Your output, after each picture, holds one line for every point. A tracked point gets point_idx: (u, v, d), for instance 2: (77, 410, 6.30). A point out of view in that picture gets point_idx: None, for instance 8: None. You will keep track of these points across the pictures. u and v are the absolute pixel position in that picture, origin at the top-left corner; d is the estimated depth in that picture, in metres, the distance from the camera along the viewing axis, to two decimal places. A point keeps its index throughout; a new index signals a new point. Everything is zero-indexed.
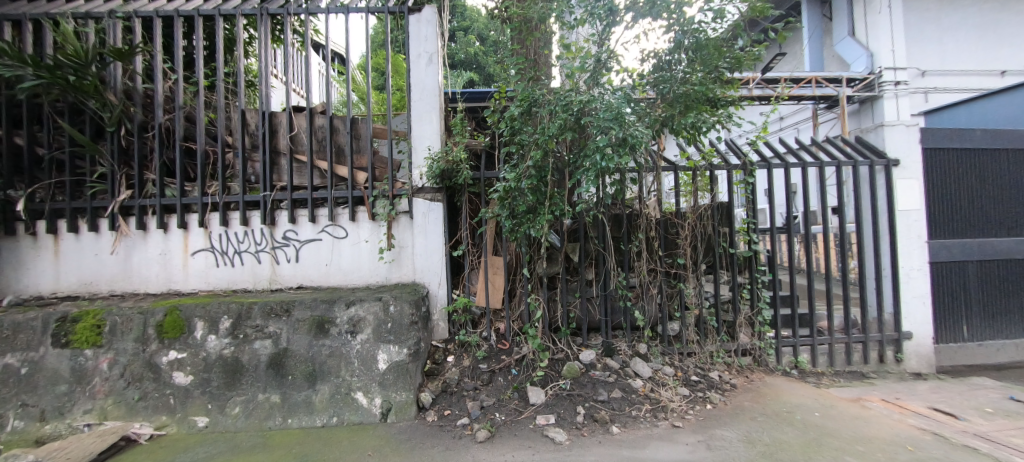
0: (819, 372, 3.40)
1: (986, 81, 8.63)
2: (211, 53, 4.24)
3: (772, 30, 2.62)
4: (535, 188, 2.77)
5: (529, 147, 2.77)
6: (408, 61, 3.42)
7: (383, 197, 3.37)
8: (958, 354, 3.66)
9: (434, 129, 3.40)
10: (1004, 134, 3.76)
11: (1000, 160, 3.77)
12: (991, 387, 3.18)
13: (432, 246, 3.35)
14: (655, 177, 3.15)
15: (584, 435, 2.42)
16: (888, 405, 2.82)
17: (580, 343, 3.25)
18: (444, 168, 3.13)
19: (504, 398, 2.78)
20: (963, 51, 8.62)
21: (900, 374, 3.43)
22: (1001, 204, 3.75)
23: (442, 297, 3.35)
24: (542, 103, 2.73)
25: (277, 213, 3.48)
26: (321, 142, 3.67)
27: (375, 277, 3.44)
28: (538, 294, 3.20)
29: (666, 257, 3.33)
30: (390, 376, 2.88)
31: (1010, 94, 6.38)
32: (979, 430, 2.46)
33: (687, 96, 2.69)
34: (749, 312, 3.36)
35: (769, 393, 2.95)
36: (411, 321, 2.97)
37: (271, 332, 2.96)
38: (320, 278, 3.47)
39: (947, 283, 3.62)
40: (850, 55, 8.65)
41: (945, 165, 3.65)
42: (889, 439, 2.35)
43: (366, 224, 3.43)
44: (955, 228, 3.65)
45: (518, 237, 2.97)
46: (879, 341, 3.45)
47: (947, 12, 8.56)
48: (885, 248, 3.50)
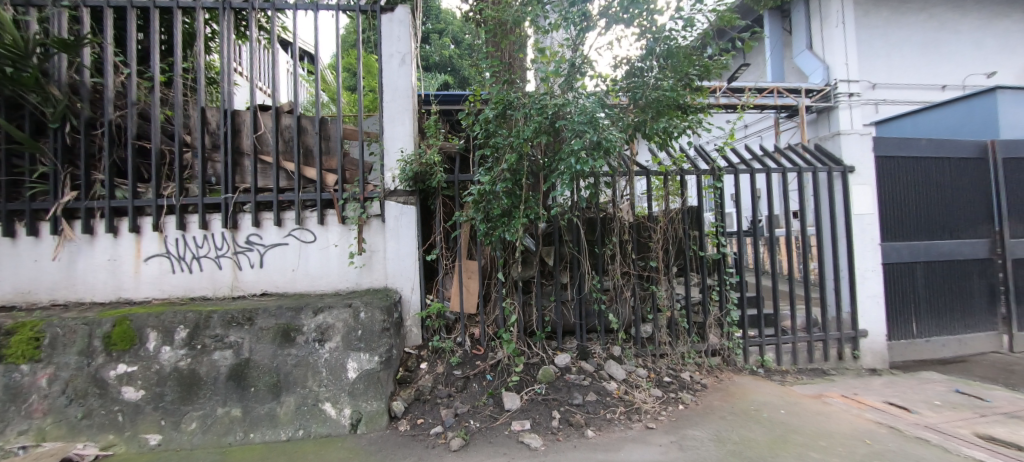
0: (783, 370, 3.53)
1: (928, 94, 9.32)
2: (169, 48, 4.02)
3: (738, 40, 2.73)
4: (509, 191, 2.75)
5: (504, 149, 2.75)
6: (380, 61, 3.35)
7: (354, 200, 3.27)
8: (908, 349, 3.89)
9: (407, 130, 3.33)
10: (945, 145, 4.06)
11: (942, 168, 4.05)
12: (938, 381, 3.39)
13: (405, 250, 3.28)
14: (628, 181, 3.22)
15: (560, 440, 2.41)
16: (847, 400, 2.96)
17: (555, 347, 3.24)
18: (417, 170, 3.07)
19: (479, 405, 2.74)
20: (909, 66, 9.27)
21: (857, 371, 3.61)
22: (944, 209, 4.02)
23: (415, 303, 3.27)
24: (517, 106, 2.74)
25: (240, 217, 3.32)
26: (288, 142, 3.53)
27: (345, 283, 3.33)
28: (513, 298, 3.18)
29: (639, 260, 3.38)
30: (360, 385, 2.78)
31: (949, 107, 7.02)
32: (929, 422, 2.61)
33: (658, 101, 2.76)
34: (719, 313, 3.46)
35: (737, 392, 3.04)
36: (382, 328, 2.89)
37: (232, 342, 2.80)
38: (286, 283, 3.33)
39: (897, 284, 3.85)
40: (809, 67, 9.40)
41: (894, 173, 3.90)
42: (848, 433, 2.46)
43: (336, 228, 3.31)
44: (903, 231, 3.89)
45: (493, 241, 2.94)
46: (838, 339, 3.62)
47: (892, 31, 9.22)
48: (842, 251, 3.69)
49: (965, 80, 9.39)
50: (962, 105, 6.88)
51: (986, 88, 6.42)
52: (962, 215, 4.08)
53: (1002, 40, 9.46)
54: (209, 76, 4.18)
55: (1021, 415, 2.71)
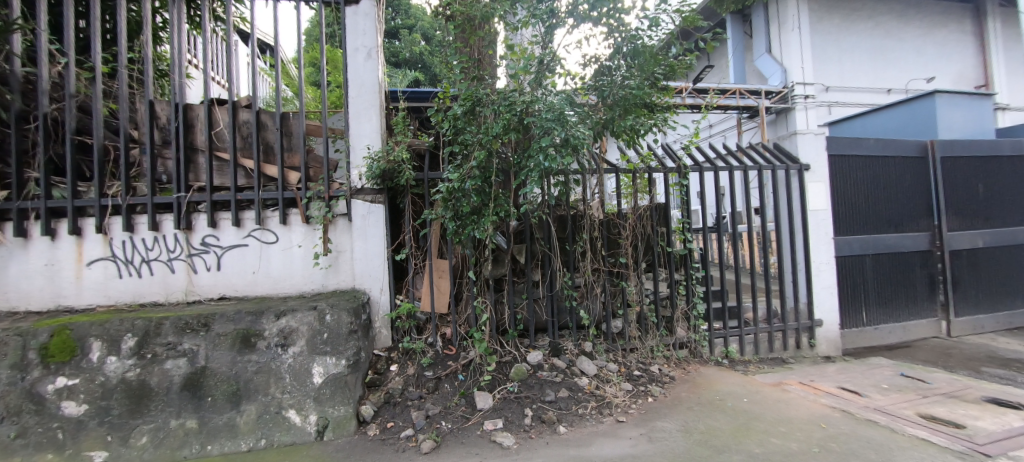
0: (746, 360, 3.67)
1: (876, 98, 9.94)
2: (114, 38, 3.75)
3: (701, 41, 2.79)
4: (479, 189, 2.73)
5: (473, 146, 2.71)
6: (345, 55, 3.24)
7: (319, 198, 3.15)
8: (859, 337, 4.13)
9: (374, 127, 3.24)
10: (890, 145, 4.33)
11: (888, 167, 4.32)
12: (885, 366, 3.62)
13: (373, 250, 3.18)
14: (598, 179, 3.25)
15: (532, 438, 2.40)
16: (804, 387, 3.10)
17: (527, 344, 3.24)
18: (385, 168, 2.99)
19: (451, 406, 2.69)
20: (859, 71, 9.86)
21: (813, 358, 3.80)
22: (890, 204, 4.29)
23: (384, 304, 3.19)
24: (486, 103, 2.70)
25: (194, 217, 3.13)
26: (247, 139, 3.37)
27: (309, 285, 3.21)
28: (484, 296, 3.15)
29: (609, 257, 3.42)
30: (327, 390, 2.67)
31: (897, 109, 7.53)
32: (877, 405, 2.78)
33: (626, 100, 2.80)
34: (686, 307, 3.56)
35: (703, 383, 3.13)
36: (350, 330, 2.81)
37: (186, 350, 2.64)
38: (246, 287, 3.17)
39: (849, 275, 4.08)
40: (768, 70, 9.83)
41: (845, 171, 4.12)
42: (806, 418, 2.58)
43: (299, 228, 3.18)
44: (854, 226, 4.12)
45: (463, 239, 2.90)
46: (796, 329, 3.80)
47: (843, 38, 9.78)
48: (800, 246, 3.86)
49: (908, 84, 10.08)
50: (906, 108, 7.39)
51: (925, 93, 6.92)
52: (906, 210, 4.36)
53: (940, 48, 10.20)
54: (159, 68, 3.93)
55: (957, 394, 2.93)
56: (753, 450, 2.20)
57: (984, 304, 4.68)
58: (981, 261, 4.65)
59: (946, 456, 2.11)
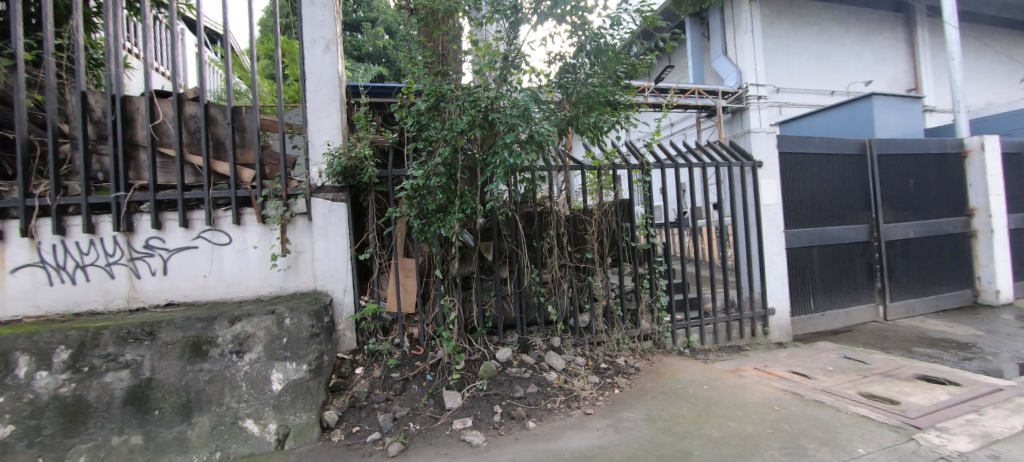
0: (706, 349, 3.83)
1: (821, 99, 10.63)
2: (38, 22, 3.41)
3: (661, 41, 2.87)
4: (444, 186, 2.69)
5: (438, 143, 2.67)
6: (302, 47, 3.10)
7: (275, 197, 3.00)
8: (808, 323, 4.40)
9: (334, 122, 3.12)
10: (833, 144, 4.64)
11: (831, 163, 4.63)
12: (830, 349, 3.88)
13: (334, 250, 3.07)
14: (564, 175, 3.29)
15: (501, 434, 2.39)
16: (759, 372, 3.27)
17: (496, 342, 3.23)
18: (346, 165, 2.88)
19: (419, 407, 2.64)
20: (806, 74, 10.50)
21: (767, 345, 4.02)
22: (834, 198, 4.60)
23: (347, 306, 3.09)
24: (450, 98, 2.66)
25: (136, 218, 2.91)
26: (194, 134, 3.16)
27: (266, 288, 3.06)
28: (452, 295, 3.11)
29: (576, 253, 3.47)
30: (287, 397, 2.55)
31: (838, 111, 8.09)
32: (823, 386, 2.97)
33: (590, 97, 2.84)
34: (650, 300, 3.65)
35: (666, 373, 3.24)
36: (311, 334, 2.70)
37: (129, 361, 2.45)
38: (197, 291, 2.98)
39: (798, 265, 4.34)
40: (724, 71, 10.29)
41: (794, 168, 4.38)
42: (760, 402, 2.72)
43: (255, 228, 3.02)
44: (803, 219, 4.39)
45: (429, 238, 2.86)
46: (751, 318, 4.00)
47: (792, 43, 10.39)
48: (755, 239, 4.06)
49: (849, 87, 10.83)
50: (846, 110, 7.95)
51: (863, 95, 7.47)
52: (848, 204, 4.69)
53: (876, 54, 11.02)
54: (93, 57, 3.62)
55: (892, 373, 3.18)
56: (713, 435, 2.29)
57: (916, 289, 5.11)
58: (913, 251, 5.07)
59: (883, 430, 2.29)
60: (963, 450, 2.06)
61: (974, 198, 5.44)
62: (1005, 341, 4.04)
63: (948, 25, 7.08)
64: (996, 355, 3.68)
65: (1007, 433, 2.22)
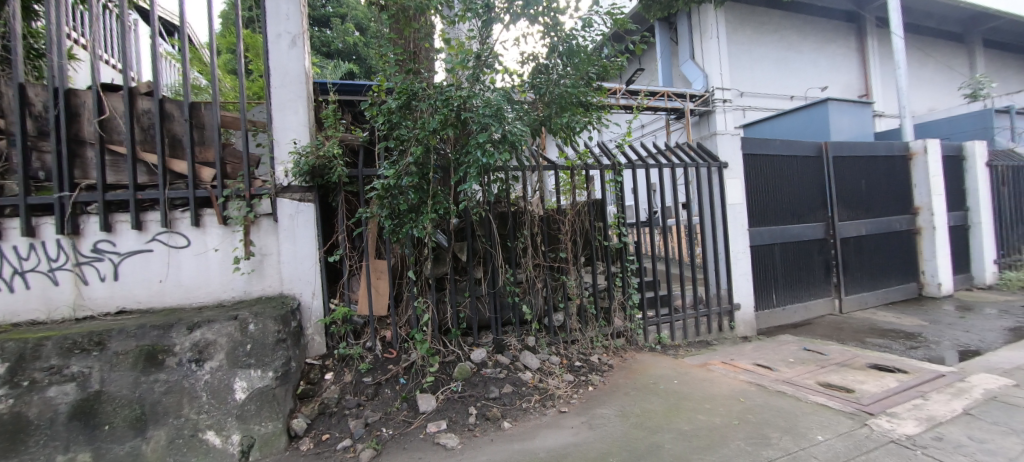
0: (676, 344, 3.93)
1: (782, 104, 11.15)
2: None
3: (631, 45, 2.93)
4: (416, 186, 2.65)
5: (410, 142, 2.63)
6: (266, 42, 2.99)
7: (238, 197, 2.88)
8: (770, 317, 4.60)
9: (301, 120, 3.02)
10: (793, 146, 4.88)
11: (791, 165, 4.87)
12: (791, 342, 4.06)
13: (302, 253, 2.98)
14: (537, 176, 3.30)
15: (476, 436, 2.37)
16: (726, 366, 3.39)
17: (470, 343, 3.21)
18: (314, 164, 2.79)
19: (392, 411, 2.58)
20: (768, 79, 10.99)
21: (733, 339, 4.17)
22: (793, 198, 4.83)
23: (316, 309, 3.00)
24: (422, 97, 2.62)
25: (83, 220, 2.72)
26: (148, 131, 2.99)
27: (229, 293, 2.93)
28: (425, 296, 3.07)
29: (549, 252, 3.50)
30: (251, 406, 2.42)
31: (797, 114, 8.50)
32: (785, 377, 3.11)
33: (563, 97, 2.86)
34: (622, 298, 3.72)
35: (639, 369, 3.31)
36: (277, 339, 2.60)
37: (75, 373, 2.28)
38: (152, 298, 2.81)
39: (761, 262, 4.53)
40: (692, 75, 10.62)
41: (757, 168, 4.58)
42: (727, 394, 2.82)
43: (216, 230, 2.88)
44: (765, 217, 4.59)
45: (401, 238, 2.80)
46: (719, 313, 4.14)
47: (755, 49, 10.86)
48: (721, 237, 4.21)
49: (807, 92, 11.41)
50: (805, 114, 8.37)
51: (820, 100, 7.89)
52: (806, 203, 4.93)
53: (831, 62, 11.67)
54: (32, 46, 3.36)
55: (848, 363, 3.36)
56: (683, 428, 2.36)
57: (868, 283, 5.43)
58: (865, 247, 5.39)
59: (839, 417, 2.42)
60: (911, 433, 2.20)
61: (918, 197, 5.84)
62: (946, 330, 4.36)
63: (895, 36, 7.58)
64: (938, 343, 3.96)
65: (948, 416, 2.39)
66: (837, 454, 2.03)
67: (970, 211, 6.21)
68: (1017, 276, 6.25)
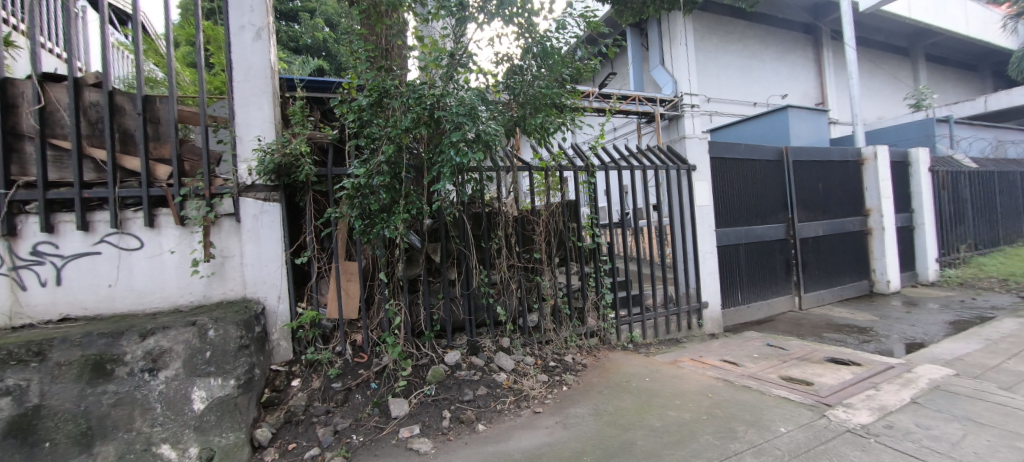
0: (647, 343, 4.01)
1: (746, 110, 11.64)
2: None
3: (604, 48, 2.97)
4: (388, 185, 2.60)
5: (382, 140, 2.57)
6: (228, 34, 2.86)
7: (196, 196, 2.74)
8: (735, 315, 4.77)
9: (266, 116, 2.90)
10: (755, 150, 5.10)
11: (755, 168, 5.09)
12: (755, 338, 4.23)
13: (267, 254, 2.86)
14: (511, 176, 3.30)
15: (450, 440, 2.33)
16: (694, 362, 3.49)
17: (444, 345, 3.17)
18: (280, 162, 2.68)
19: (362, 417, 2.50)
20: (733, 86, 11.46)
21: (701, 336, 4.30)
22: (756, 199, 5.04)
23: (282, 314, 2.90)
24: (394, 94, 2.57)
25: (21, 221, 2.52)
26: (96, 125, 2.80)
27: (186, 298, 2.77)
28: (398, 299, 3.01)
29: (524, 253, 3.50)
30: (211, 416, 2.28)
31: (760, 120, 8.89)
32: (750, 372, 3.24)
33: (537, 98, 2.87)
34: (595, 298, 3.76)
35: (611, 368, 3.35)
36: (239, 346, 2.49)
37: (9, 387, 2.06)
38: (99, 304, 2.62)
39: (727, 262, 4.70)
40: (661, 80, 10.86)
41: (724, 171, 4.76)
42: (696, 390, 2.90)
43: (172, 231, 2.73)
44: (731, 218, 4.78)
45: (372, 239, 2.74)
46: (687, 311, 4.26)
47: (721, 57, 11.30)
48: (690, 238, 4.35)
49: (769, 100, 11.97)
50: (767, 120, 8.76)
51: (781, 107, 8.30)
52: (768, 205, 5.16)
53: (791, 71, 12.30)
54: None
55: (807, 357, 3.53)
56: (654, 424, 2.40)
57: (825, 281, 5.74)
58: (822, 247, 5.69)
59: (800, 409, 2.53)
60: (864, 422, 2.33)
61: (869, 200, 6.22)
62: (894, 325, 4.66)
63: (847, 48, 8.07)
64: (887, 337, 4.22)
65: (897, 405, 2.55)
66: (798, 445, 2.12)
67: (915, 213, 6.67)
68: (955, 273, 6.78)
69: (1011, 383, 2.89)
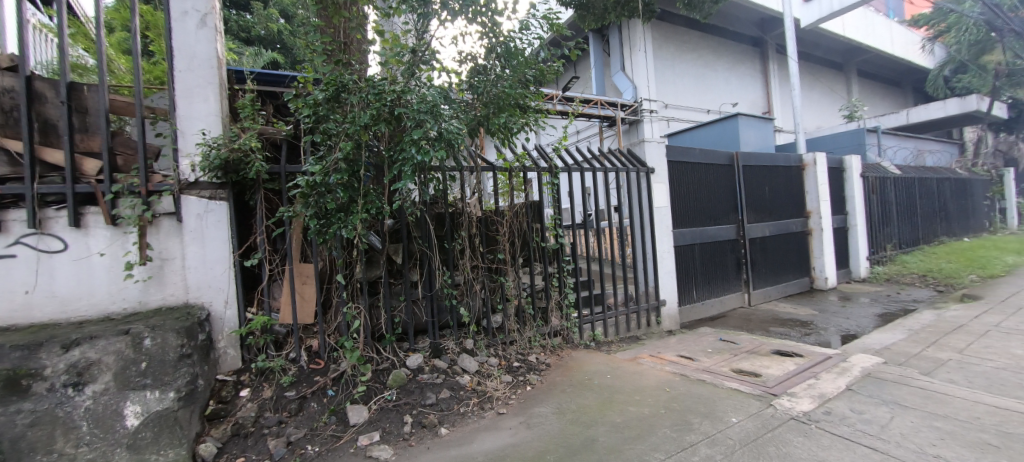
0: (609, 341, 4.11)
1: (701, 117, 12.24)
2: None
3: (567, 52, 3.01)
4: (346, 184, 2.51)
5: (339, 137, 2.49)
6: (168, 19, 2.66)
7: (131, 193, 2.53)
8: (691, 311, 4.99)
9: (212, 108, 2.72)
10: (709, 154, 5.37)
11: (708, 171, 5.35)
12: (709, 333, 4.44)
13: (212, 256, 2.68)
14: (475, 177, 3.28)
15: (412, 445, 2.26)
16: (653, 359, 3.61)
17: (406, 348, 3.10)
18: (227, 158, 2.52)
19: (318, 426, 2.38)
20: (688, 94, 12.03)
21: (659, 333, 4.45)
22: (709, 201, 5.31)
23: (229, 319, 2.73)
24: (352, 90, 2.48)
25: None
26: (11, 114, 2.52)
27: (118, 304, 2.54)
28: (357, 301, 2.91)
29: (487, 253, 3.49)
30: (147, 433, 2.03)
31: (713, 126, 9.38)
32: (704, 366, 3.39)
33: (500, 98, 2.87)
34: (559, 297, 3.81)
35: (574, 366, 3.40)
36: (180, 355, 2.32)
37: None
38: (13, 313, 2.35)
39: (683, 261, 4.91)
40: (622, 85, 11.23)
41: (680, 174, 4.97)
42: (654, 385, 3.00)
43: (102, 231, 2.49)
44: (687, 219, 4.99)
45: (329, 240, 2.63)
46: (647, 309, 4.40)
47: (678, 65, 11.83)
48: (649, 238, 4.50)
49: (721, 108, 12.67)
50: (719, 126, 9.25)
51: (732, 115, 8.81)
52: (720, 207, 5.44)
53: (742, 82, 13.07)
54: None
55: (755, 350, 3.74)
56: (615, 420, 2.46)
57: (771, 278, 6.12)
58: (769, 246, 6.06)
59: (749, 400, 2.68)
60: (806, 410, 2.50)
61: (810, 202, 6.71)
62: (831, 318, 5.04)
63: (790, 62, 8.68)
64: (826, 330, 4.56)
65: (835, 392, 2.75)
66: (748, 433, 2.24)
67: (849, 215, 7.26)
68: (883, 270, 7.45)
69: (931, 368, 3.20)
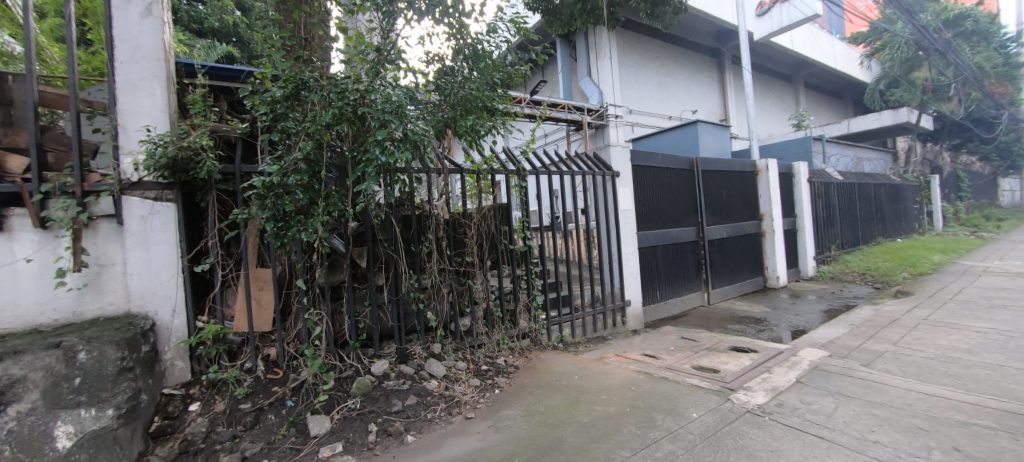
0: (577, 341, 4.17)
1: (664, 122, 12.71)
2: None
3: (534, 57, 3.03)
4: (306, 185, 2.42)
5: (298, 136, 2.39)
6: (108, 5, 2.47)
7: (63, 194, 2.33)
8: (654, 311, 5.14)
9: (158, 104, 2.55)
10: (670, 158, 5.59)
11: (670, 175, 5.56)
12: (671, 332, 4.60)
13: (157, 261, 2.51)
14: (442, 179, 3.25)
15: (377, 455, 2.19)
16: (619, 358, 3.70)
17: (371, 354, 3.03)
18: (175, 156, 2.36)
19: (275, 439, 2.27)
20: (651, 100, 12.47)
21: (624, 332, 4.57)
22: (671, 204, 5.51)
23: (177, 329, 2.56)
24: (313, 87, 2.40)
25: None
26: None
27: (47, 315, 2.31)
28: (319, 307, 2.81)
29: (455, 256, 3.46)
30: (82, 454, 1.82)
31: (675, 132, 9.76)
32: (667, 363, 3.51)
33: (467, 99, 2.86)
34: (527, 299, 3.84)
35: (543, 368, 3.43)
36: (120, 368, 2.15)
37: None
38: None
39: (646, 262, 5.07)
40: (589, 91, 11.45)
41: (644, 178, 5.14)
42: (620, 384, 3.07)
43: (29, 234, 2.27)
44: (650, 221, 5.16)
45: (287, 243, 2.52)
46: (613, 310, 4.51)
47: (642, 72, 12.24)
48: (614, 240, 4.61)
49: (683, 114, 13.21)
50: (680, 132, 9.64)
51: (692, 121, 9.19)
52: (681, 209, 5.67)
53: (701, 90, 13.70)
54: None
55: (713, 347, 3.92)
56: (582, 420, 2.50)
57: (729, 278, 6.42)
58: (726, 247, 6.37)
59: (708, 395, 2.80)
60: (760, 403, 2.63)
61: (762, 206, 7.12)
62: (783, 315, 5.35)
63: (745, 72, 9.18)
64: (778, 326, 4.84)
65: (786, 385, 2.92)
66: (707, 428, 2.34)
67: (798, 218, 7.74)
68: (828, 269, 7.99)
69: (869, 360, 3.47)
